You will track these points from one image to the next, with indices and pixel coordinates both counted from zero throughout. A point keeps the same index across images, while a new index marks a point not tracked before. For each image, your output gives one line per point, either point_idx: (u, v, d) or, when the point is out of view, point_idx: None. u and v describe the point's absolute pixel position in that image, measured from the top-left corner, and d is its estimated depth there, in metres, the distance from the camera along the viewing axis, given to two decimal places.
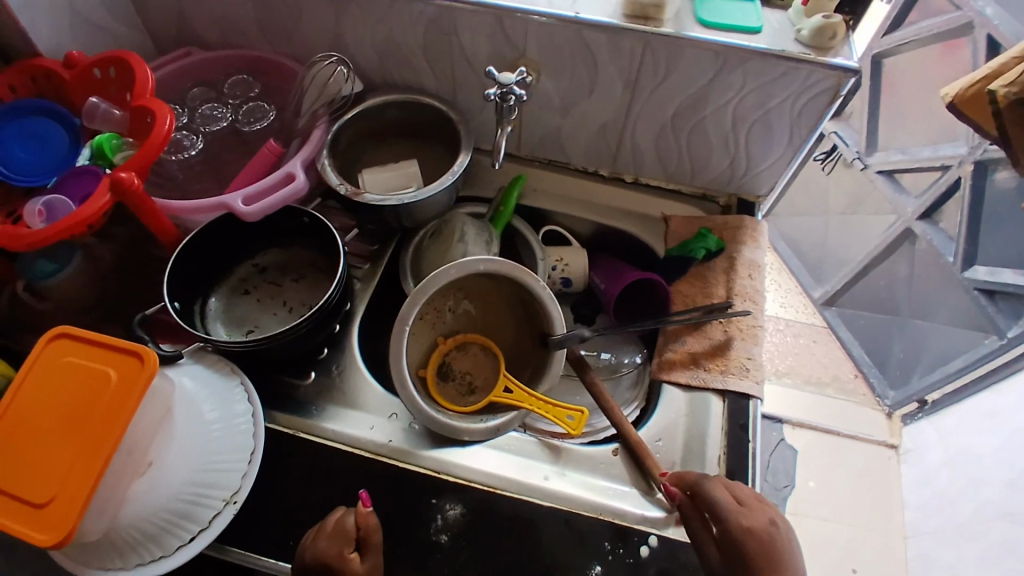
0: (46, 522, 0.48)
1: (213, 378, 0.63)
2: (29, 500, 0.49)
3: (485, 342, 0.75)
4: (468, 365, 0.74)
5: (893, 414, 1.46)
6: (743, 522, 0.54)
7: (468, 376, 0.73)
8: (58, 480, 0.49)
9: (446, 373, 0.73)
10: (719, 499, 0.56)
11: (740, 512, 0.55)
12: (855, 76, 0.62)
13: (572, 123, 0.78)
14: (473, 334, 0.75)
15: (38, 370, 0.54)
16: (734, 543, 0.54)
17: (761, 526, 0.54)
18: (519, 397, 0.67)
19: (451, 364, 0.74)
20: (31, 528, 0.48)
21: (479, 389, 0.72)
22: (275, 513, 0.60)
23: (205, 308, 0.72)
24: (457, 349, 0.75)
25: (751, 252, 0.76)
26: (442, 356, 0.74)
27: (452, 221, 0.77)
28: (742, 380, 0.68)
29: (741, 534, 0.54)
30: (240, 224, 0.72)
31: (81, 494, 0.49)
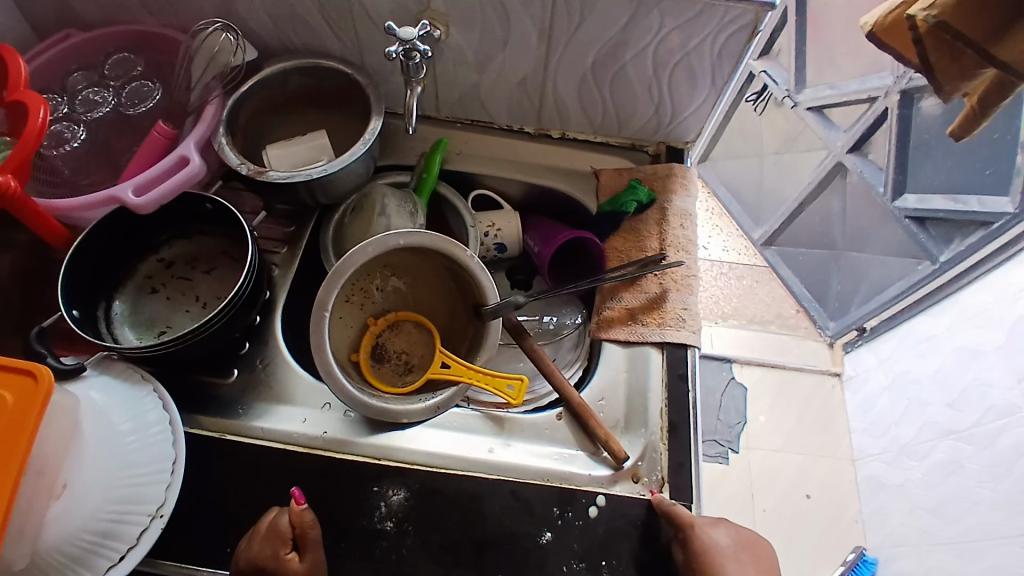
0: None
1: (122, 387, 0.58)
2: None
3: (418, 318, 0.72)
4: (403, 344, 0.71)
5: (835, 343, 1.52)
6: (704, 531, 0.56)
7: (404, 355, 0.71)
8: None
9: (381, 355, 0.70)
10: (677, 508, 0.57)
11: (700, 521, 0.57)
12: (771, 10, 0.61)
13: (490, 79, 0.73)
14: (402, 312, 0.72)
15: None
16: (695, 547, 0.55)
17: (720, 538, 0.56)
18: (457, 370, 0.65)
19: (384, 345, 0.71)
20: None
21: (416, 366, 0.70)
22: (207, 521, 0.57)
23: (111, 313, 0.67)
24: (389, 329, 0.72)
25: (682, 201, 0.74)
26: (375, 337, 0.71)
27: (372, 192, 0.73)
28: (679, 332, 0.68)
29: (703, 545, 0.55)
30: (137, 218, 0.66)
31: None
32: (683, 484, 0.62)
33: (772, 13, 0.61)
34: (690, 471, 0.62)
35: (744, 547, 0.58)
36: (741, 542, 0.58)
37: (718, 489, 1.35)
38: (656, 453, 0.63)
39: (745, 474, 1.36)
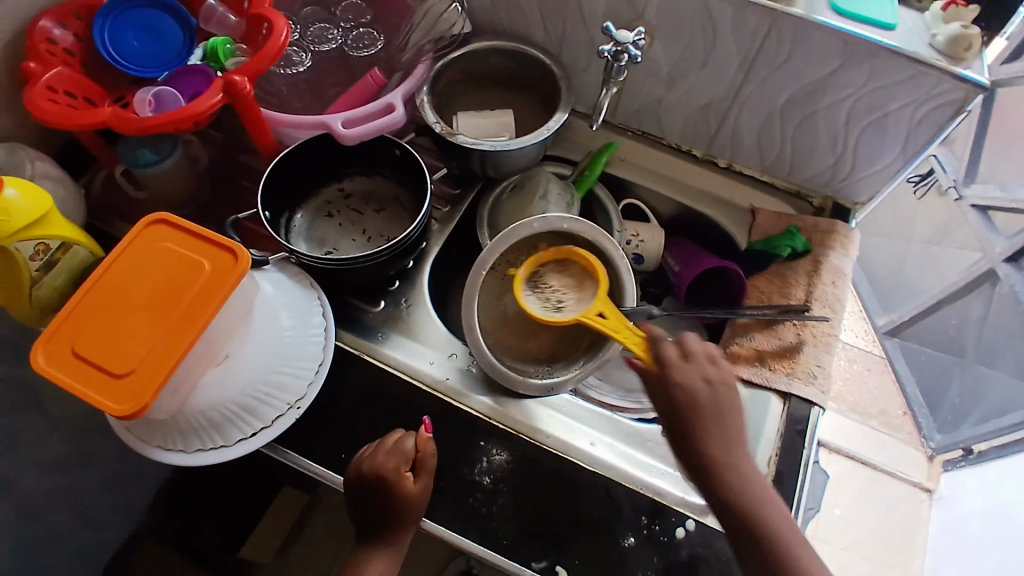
0: (122, 394, 0.50)
1: (292, 288, 0.65)
2: (104, 370, 0.51)
3: (588, 261, 0.66)
4: (566, 281, 0.67)
5: (934, 457, 1.42)
6: (676, 377, 0.56)
7: (563, 292, 0.67)
8: (138, 355, 0.51)
9: (540, 282, 0.68)
10: (663, 349, 0.57)
11: (680, 369, 0.56)
12: (984, 92, 0.59)
13: (675, 96, 0.75)
14: (576, 250, 0.67)
15: (131, 247, 0.55)
16: (664, 392, 0.56)
17: (697, 386, 0.55)
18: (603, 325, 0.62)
19: (546, 274, 0.68)
20: (106, 398, 0.50)
21: (569, 307, 0.66)
22: (331, 427, 0.63)
23: (291, 223, 0.75)
24: (557, 260, 0.69)
25: (838, 258, 0.73)
26: (539, 264, 0.69)
27: (537, 176, 0.76)
28: (806, 386, 0.67)
29: (673, 392, 0.55)
30: (333, 146, 0.73)
31: (158, 375, 0.50)
32: None
33: (985, 95, 0.59)
34: None
35: (723, 396, 0.55)
36: (720, 393, 0.55)
37: None
38: None
39: None
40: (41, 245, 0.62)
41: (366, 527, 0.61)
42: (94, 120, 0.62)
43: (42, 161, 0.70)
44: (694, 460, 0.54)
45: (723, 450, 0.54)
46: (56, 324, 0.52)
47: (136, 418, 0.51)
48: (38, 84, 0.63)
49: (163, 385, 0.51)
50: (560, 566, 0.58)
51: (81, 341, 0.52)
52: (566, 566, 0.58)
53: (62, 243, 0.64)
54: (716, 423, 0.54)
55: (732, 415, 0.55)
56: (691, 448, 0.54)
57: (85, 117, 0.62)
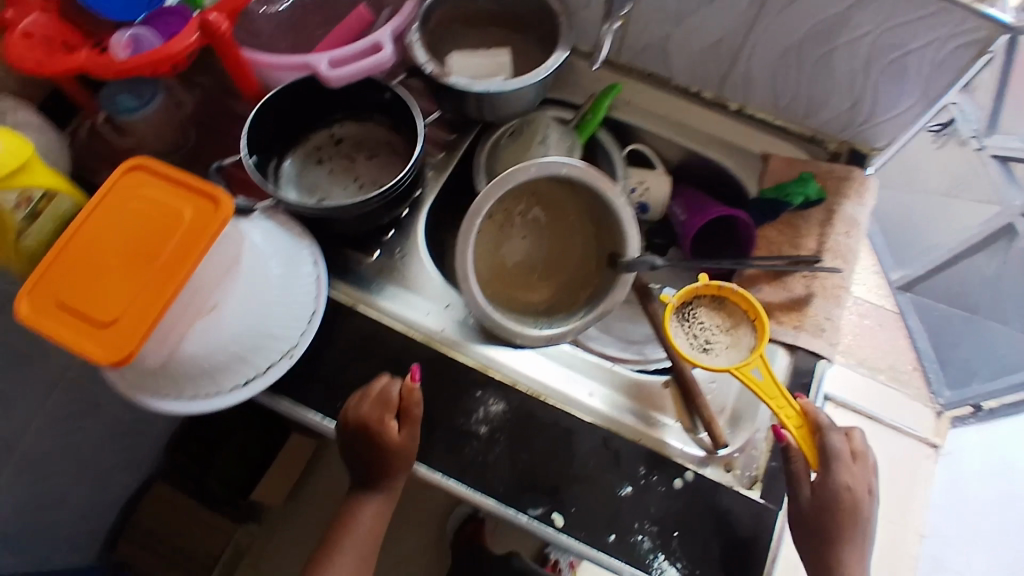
0: (107, 343, 0.49)
1: (282, 237, 0.63)
2: (90, 319, 0.50)
3: (749, 309, 0.63)
4: (718, 319, 0.65)
5: (943, 413, 1.40)
6: (841, 480, 0.56)
7: (713, 332, 0.65)
8: (122, 303, 0.50)
9: (691, 317, 0.65)
10: (836, 446, 0.57)
11: (846, 469, 0.57)
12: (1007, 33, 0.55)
13: (683, 34, 0.71)
14: (736, 291, 0.63)
15: (111, 195, 0.53)
16: (827, 490, 0.56)
17: (860, 493, 0.56)
18: (760, 388, 0.58)
19: (699, 308, 0.65)
20: (91, 346, 0.49)
21: (718, 351, 0.63)
22: (326, 377, 0.62)
23: (280, 170, 0.73)
24: (713, 295, 0.66)
25: (853, 207, 0.69)
26: (693, 296, 0.65)
27: (536, 121, 0.74)
28: (814, 339, 0.64)
29: (837, 492, 0.56)
30: (321, 89, 0.70)
31: (142, 324, 0.49)
32: (772, 485, 0.59)
33: (1007, 37, 0.56)
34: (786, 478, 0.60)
35: (873, 508, 0.57)
36: (871, 505, 0.57)
37: None
38: (756, 449, 0.61)
39: None
40: (24, 195, 0.60)
41: (360, 476, 0.61)
42: (69, 65, 0.59)
43: (18, 108, 0.67)
44: (825, 563, 0.56)
45: (855, 561, 0.55)
46: (37, 272, 0.51)
47: (123, 367, 0.50)
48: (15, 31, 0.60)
49: (148, 334, 0.50)
50: (556, 513, 0.58)
51: (65, 290, 0.50)
52: (562, 514, 0.58)
53: (46, 194, 0.62)
54: (862, 533, 0.56)
55: (866, 526, 0.57)
56: (832, 551, 0.56)
57: (60, 62, 0.59)
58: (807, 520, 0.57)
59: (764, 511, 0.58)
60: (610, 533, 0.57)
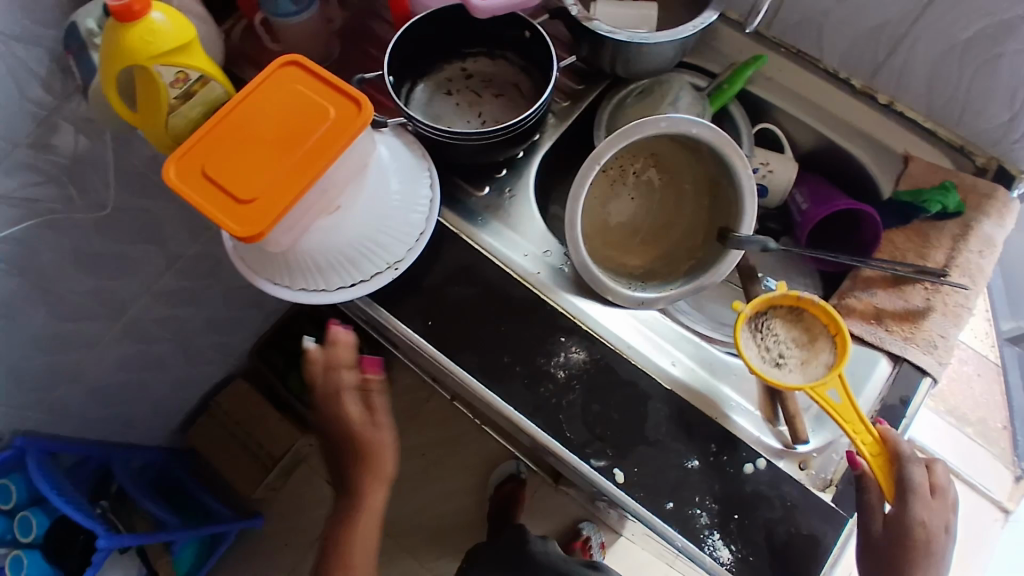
0: (243, 217, 0.52)
1: (405, 154, 0.65)
2: (230, 194, 0.53)
3: (830, 323, 0.59)
4: (795, 333, 0.61)
5: (1021, 479, 1.31)
6: (918, 515, 0.53)
7: (787, 346, 0.61)
8: (262, 185, 0.53)
9: (765, 328, 0.61)
10: (915, 478, 0.54)
11: (923, 504, 0.54)
12: None
13: (845, 12, 0.67)
14: (818, 304, 0.59)
15: (264, 85, 0.57)
16: (902, 524, 0.54)
17: (937, 530, 0.53)
18: (840, 411, 0.56)
19: (774, 318, 0.62)
20: (227, 218, 0.53)
21: (792, 367, 0.60)
22: (420, 295, 0.65)
23: (411, 94, 0.74)
24: (790, 306, 0.62)
25: (992, 227, 0.65)
26: (768, 305, 0.62)
27: (670, 82, 0.73)
28: (923, 355, 0.61)
29: (912, 528, 0.53)
30: (464, 18, 0.71)
31: (276, 207, 0.52)
32: (847, 492, 0.57)
33: None
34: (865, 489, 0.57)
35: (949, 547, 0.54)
36: (948, 545, 0.54)
37: None
38: (837, 453, 0.59)
39: None
40: (181, 74, 0.65)
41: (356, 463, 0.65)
42: None
43: None
44: None
45: None
46: (189, 144, 0.55)
47: (251, 244, 0.53)
48: None
49: (278, 218, 0.53)
50: (617, 469, 0.58)
51: (211, 164, 0.54)
52: (623, 471, 0.58)
53: (201, 76, 0.66)
54: (937, 573, 0.53)
55: (941, 566, 0.54)
56: None
57: None
58: (876, 554, 0.55)
59: (832, 515, 0.56)
60: (668, 501, 0.57)
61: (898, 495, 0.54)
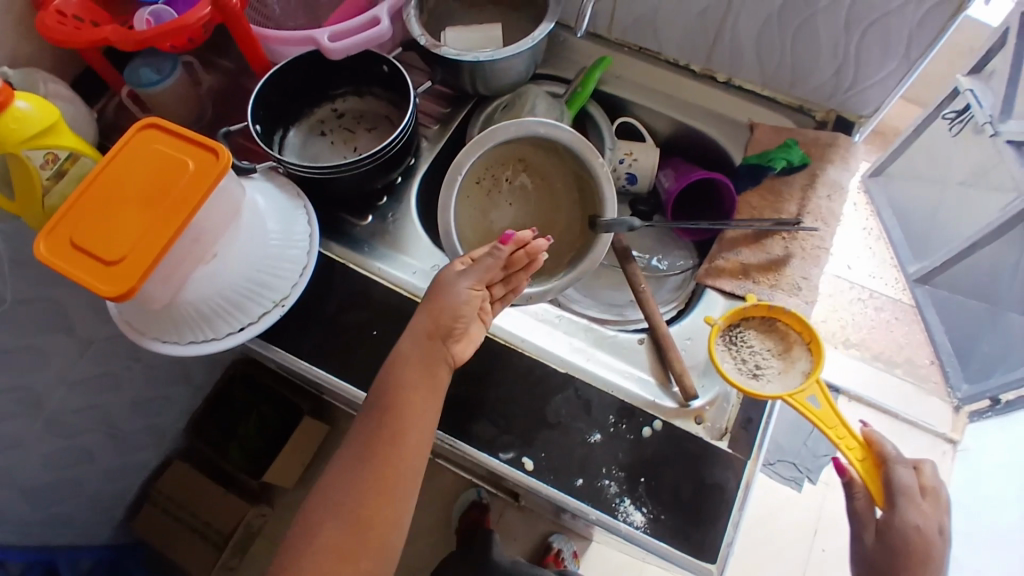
0: (112, 279, 0.53)
1: (280, 197, 0.67)
2: (97, 257, 0.54)
3: (803, 331, 0.63)
4: (770, 343, 0.64)
5: (961, 408, 1.43)
6: (909, 519, 0.58)
7: (762, 356, 0.64)
8: (127, 245, 0.54)
9: (739, 340, 0.65)
10: (901, 481, 0.59)
11: (913, 505, 0.59)
12: None
13: (671, 5, 0.73)
14: (789, 313, 0.64)
15: (126, 149, 0.58)
16: (891, 531, 0.59)
17: (932, 533, 0.58)
18: (822, 416, 0.63)
19: (747, 330, 0.65)
20: (99, 281, 0.53)
21: (768, 376, 0.62)
22: (319, 322, 0.67)
23: (285, 140, 0.77)
24: (761, 316, 0.66)
25: (836, 172, 0.71)
26: (741, 317, 0.66)
27: (525, 94, 0.77)
28: (788, 297, 0.66)
29: (903, 530, 0.58)
30: (324, 63, 0.75)
31: (144, 261, 0.53)
32: (742, 437, 0.60)
33: None
34: (756, 428, 0.60)
35: (946, 546, 0.59)
36: (945, 545, 0.59)
37: (786, 513, 1.18)
38: (727, 403, 0.62)
39: (816, 508, 1.18)
40: (50, 155, 0.67)
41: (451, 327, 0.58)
42: (94, 38, 0.68)
43: (53, 82, 0.74)
44: None
45: None
46: (58, 216, 0.56)
47: (126, 301, 0.54)
48: (49, 9, 0.70)
49: (150, 272, 0.54)
50: (526, 458, 0.59)
51: (79, 232, 0.55)
52: (532, 458, 0.59)
53: (70, 154, 0.68)
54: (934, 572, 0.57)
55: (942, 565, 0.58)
56: None
57: (87, 34, 0.68)
58: (874, 559, 0.60)
59: (732, 461, 0.58)
60: (578, 478, 0.58)
61: (888, 501, 0.60)
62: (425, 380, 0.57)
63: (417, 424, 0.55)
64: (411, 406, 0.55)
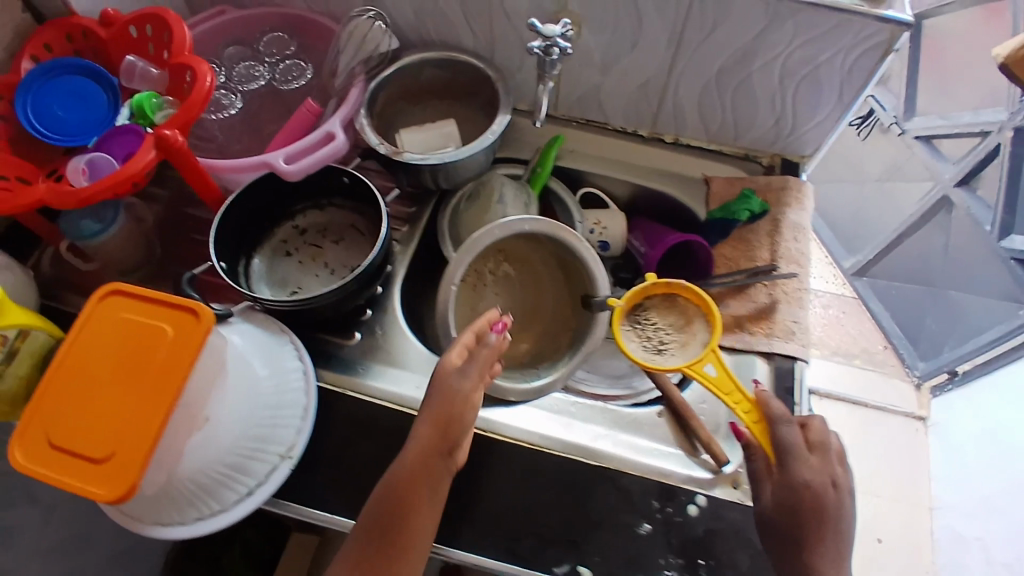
0: (105, 480, 0.49)
1: (263, 337, 0.63)
2: (83, 457, 0.50)
3: (701, 305, 0.66)
4: (672, 319, 0.68)
5: (921, 386, 1.49)
6: (800, 475, 0.56)
7: (666, 331, 0.68)
8: (114, 437, 0.49)
9: (642, 319, 0.68)
10: (788, 439, 0.57)
11: (802, 462, 0.56)
12: (908, 29, 0.62)
13: (613, 80, 0.76)
14: (686, 287, 0.66)
15: (88, 325, 0.53)
16: (784, 488, 0.56)
17: (824, 488, 0.55)
18: (718, 383, 0.62)
19: (650, 310, 0.69)
20: (90, 484, 0.49)
21: (672, 349, 0.66)
22: (326, 461, 0.63)
23: (250, 269, 0.73)
24: (664, 295, 0.69)
25: (795, 214, 0.74)
26: (642, 298, 0.69)
27: (490, 181, 0.77)
28: (787, 343, 0.68)
29: (797, 488, 0.55)
30: (280, 184, 0.72)
31: (137, 454, 0.49)
32: None
33: (910, 32, 0.62)
34: None
35: (844, 500, 0.56)
36: (843, 500, 0.56)
37: None
38: None
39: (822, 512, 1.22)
40: None
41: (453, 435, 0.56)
42: (29, 200, 0.63)
43: None
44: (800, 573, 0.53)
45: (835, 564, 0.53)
46: (28, 415, 0.51)
47: (125, 501, 0.49)
48: None
49: (146, 463, 0.49)
50: (582, 567, 0.57)
51: (55, 430, 0.50)
52: (588, 566, 0.57)
53: (19, 332, 0.61)
54: (836, 533, 0.54)
55: (843, 522, 0.55)
56: (804, 557, 0.53)
57: (19, 198, 0.63)
58: (769, 523, 0.56)
59: None
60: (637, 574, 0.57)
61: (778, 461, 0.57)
62: (431, 493, 0.54)
63: (422, 538, 0.53)
64: (417, 516, 0.53)
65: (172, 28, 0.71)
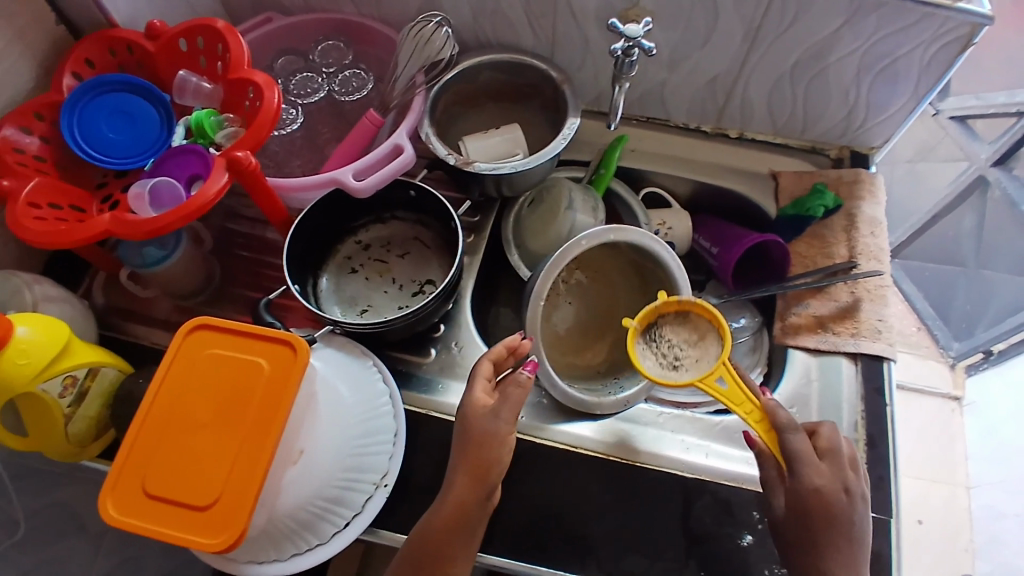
0: (212, 527, 0.47)
1: (348, 362, 0.62)
2: (185, 504, 0.48)
3: (713, 320, 0.63)
4: (684, 334, 0.64)
5: (956, 364, 1.39)
6: (811, 482, 0.53)
7: (681, 348, 0.64)
8: (218, 481, 0.48)
9: (657, 337, 0.65)
10: (797, 447, 0.54)
11: (814, 469, 0.54)
12: (989, 24, 0.60)
13: (679, 77, 0.74)
14: (695, 303, 0.63)
15: (176, 363, 0.51)
16: (796, 494, 0.53)
17: (836, 495, 0.53)
18: (728, 396, 0.59)
19: (663, 327, 0.65)
20: (194, 532, 0.47)
21: (689, 366, 0.62)
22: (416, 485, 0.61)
23: (318, 288, 0.72)
24: (676, 312, 0.65)
25: (870, 207, 0.73)
26: (656, 316, 0.65)
27: (557, 186, 0.75)
28: (874, 343, 0.68)
29: (808, 495, 0.53)
30: (344, 198, 0.70)
31: (245, 499, 0.47)
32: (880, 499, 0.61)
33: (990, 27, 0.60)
34: (890, 486, 0.62)
35: (856, 506, 0.54)
36: (855, 506, 0.53)
37: None
38: None
39: None
40: (68, 379, 0.58)
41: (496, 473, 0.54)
42: (93, 231, 0.59)
43: (38, 281, 0.64)
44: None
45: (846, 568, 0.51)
46: (123, 462, 0.49)
47: (233, 548, 0.48)
48: (19, 201, 0.61)
49: (253, 507, 0.48)
50: None
51: (152, 477, 0.48)
52: None
53: (89, 370, 0.59)
54: (849, 537, 0.52)
55: (857, 529, 0.53)
56: (817, 562, 0.52)
57: (82, 230, 0.59)
58: (783, 530, 0.54)
59: (878, 525, 0.60)
60: None
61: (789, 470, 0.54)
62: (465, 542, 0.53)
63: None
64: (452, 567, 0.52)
65: (226, 39, 0.66)
